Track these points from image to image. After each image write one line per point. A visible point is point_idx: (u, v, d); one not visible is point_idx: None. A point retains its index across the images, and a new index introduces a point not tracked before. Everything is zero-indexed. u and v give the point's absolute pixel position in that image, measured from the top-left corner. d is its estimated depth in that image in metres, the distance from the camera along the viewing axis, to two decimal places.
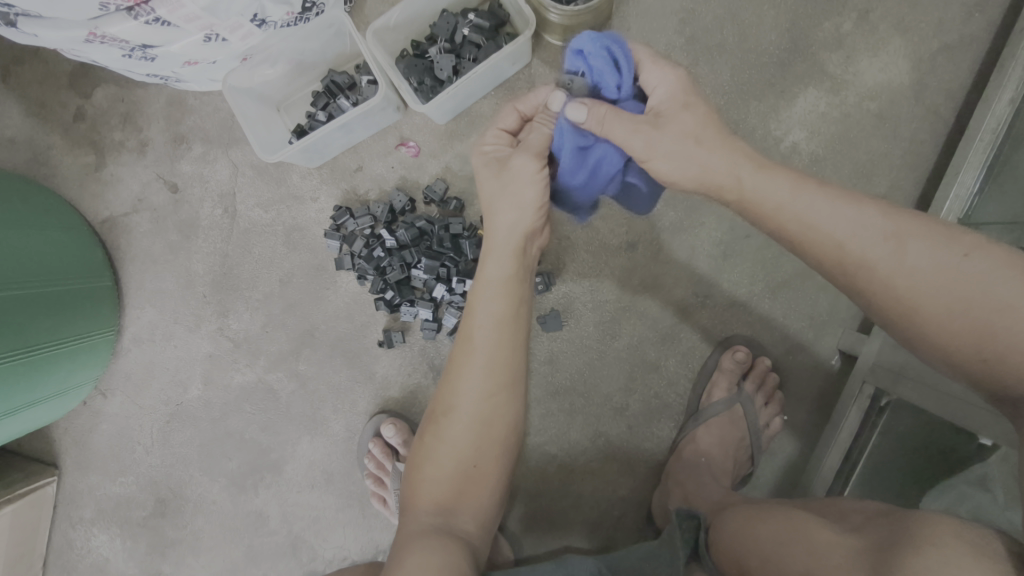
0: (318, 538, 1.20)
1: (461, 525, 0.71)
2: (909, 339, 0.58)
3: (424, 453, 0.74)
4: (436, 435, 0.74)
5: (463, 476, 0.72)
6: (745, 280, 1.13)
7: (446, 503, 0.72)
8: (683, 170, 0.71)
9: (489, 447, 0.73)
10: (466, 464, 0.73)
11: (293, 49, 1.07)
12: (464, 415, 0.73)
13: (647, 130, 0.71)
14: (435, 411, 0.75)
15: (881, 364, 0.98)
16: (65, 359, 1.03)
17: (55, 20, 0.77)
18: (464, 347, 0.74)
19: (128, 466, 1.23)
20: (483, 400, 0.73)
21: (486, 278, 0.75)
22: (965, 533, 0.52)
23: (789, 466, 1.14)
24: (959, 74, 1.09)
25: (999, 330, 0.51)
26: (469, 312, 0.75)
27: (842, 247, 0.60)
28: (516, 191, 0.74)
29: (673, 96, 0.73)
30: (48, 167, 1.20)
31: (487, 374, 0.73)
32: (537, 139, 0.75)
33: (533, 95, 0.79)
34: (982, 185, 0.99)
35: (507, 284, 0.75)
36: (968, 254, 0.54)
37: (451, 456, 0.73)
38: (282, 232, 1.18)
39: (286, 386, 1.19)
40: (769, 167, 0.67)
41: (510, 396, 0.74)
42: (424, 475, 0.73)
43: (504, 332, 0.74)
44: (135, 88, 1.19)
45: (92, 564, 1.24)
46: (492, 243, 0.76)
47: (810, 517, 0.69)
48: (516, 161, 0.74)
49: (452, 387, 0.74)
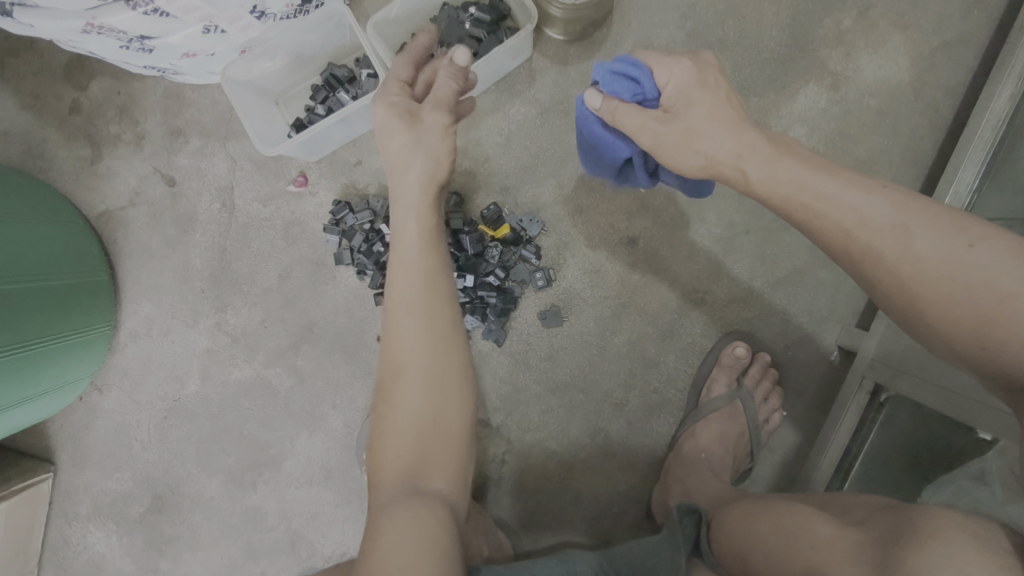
0: (317, 533, 1.20)
1: (433, 485, 0.67)
2: (909, 325, 0.59)
3: (382, 425, 0.72)
4: (389, 401, 0.72)
5: (426, 434, 0.70)
6: (745, 276, 1.14)
7: (411, 467, 0.68)
8: (693, 163, 0.70)
9: (445, 395, 0.72)
10: (424, 419, 0.70)
11: (292, 42, 1.06)
12: (413, 371, 0.72)
13: (655, 125, 0.70)
14: (383, 380, 0.74)
15: (879, 359, 0.98)
16: (61, 355, 1.02)
17: (51, 9, 0.76)
18: (396, 310, 0.75)
19: (125, 462, 1.22)
20: (429, 350, 0.73)
21: (404, 239, 0.79)
22: (970, 527, 0.52)
23: (787, 461, 1.14)
24: (958, 71, 1.09)
25: (1001, 317, 0.51)
26: (394, 271, 0.77)
27: (849, 236, 0.60)
28: (428, 143, 0.79)
29: (685, 85, 0.70)
30: (43, 160, 1.19)
31: (425, 326, 0.74)
32: (445, 93, 0.81)
33: (417, 45, 0.88)
34: (982, 181, 1.00)
35: (428, 239, 0.79)
36: (974, 244, 0.54)
37: (410, 416, 0.70)
38: (280, 227, 1.18)
39: (285, 381, 1.19)
40: (778, 158, 0.66)
41: (454, 343, 0.75)
42: (385, 447, 0.70)
43: (434, 280, 0.77)
44: (132, 81, 1.18)
45: (89, 561, 1.23)
46: (404, 204, 0.80)
47: (810, 510, 0.70)
48: (427, 117, 0.79)
49: (396, 347, 0.74)
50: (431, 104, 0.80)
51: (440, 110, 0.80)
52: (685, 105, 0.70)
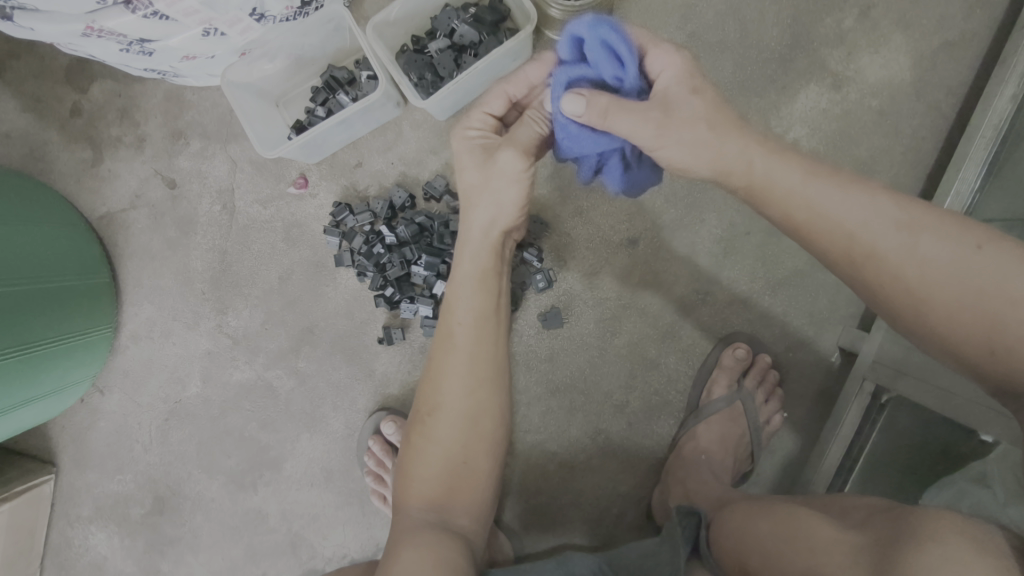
0: (318, 535, 1.20)
1: (457, 520, 0.72)
2: (914, 330, 0.58)
3: (412, 453, 0.75)
4: (424, 435, 0.74)
5: (453, 474, 0.73)
6: (746, 277, 1.13)
7: (436, 499, 0.72)
8: (698, 160, 0.69)
9: (478, 442, 0.74)
10: (455, 461, 0.73)
11: (292, 43, 1.06)
12: (449, 413, 0.74)
13: (656, 113, 0.67)
14: (419, 412, 0.76)
15: (881, 361, 0.98)
16: (62, 357, 1.02)
17: (51, 13, 0.76)
18: (443, 345, 0.77)
19: (126, 463, 1.22)
20: (466, 395, 0.74)
21: (460, 275, 0.78)
22: (966, 530, 0.52)
23: (788, 463, 1.14)
24: (959, 70, 1.09)
25: (1010, 320, 0.51)
26: (447, 310, 0.77)
27: (852, 237, 0.59)
28: (499, 189, 0.75)
29: (680, 80, 0.69)
30: (45, 163, 1.19)
31: (468, 369, 0.75)
32: (527, 135, 0.75)
33: (524, 77, 0.79)
34: (983, 181, 0.99)
35: (484, 281, 0.77)
36: (981, 245, 0.54)
37: (441, 457, 0.73)
38: (281, 229, 1.18)
39: (285, 383, 1.19)
40: (782, 155, 0.66)
41: (494, 389, 0.75)
42: (414, 475, 0.74)
43: (481, 326, 0.76)
44: (133, 83, 1.18)
45: (90, 563, 1.24)
46: (468, 242, 0.78)
47: (809, 512, 0.70)
48: (501, 159, 0.74)
49: (437, 385, 0.75)
50: (507, 145, 0.74)
51: (516, 152, 0.74)
52: (688, 94, 0.68)
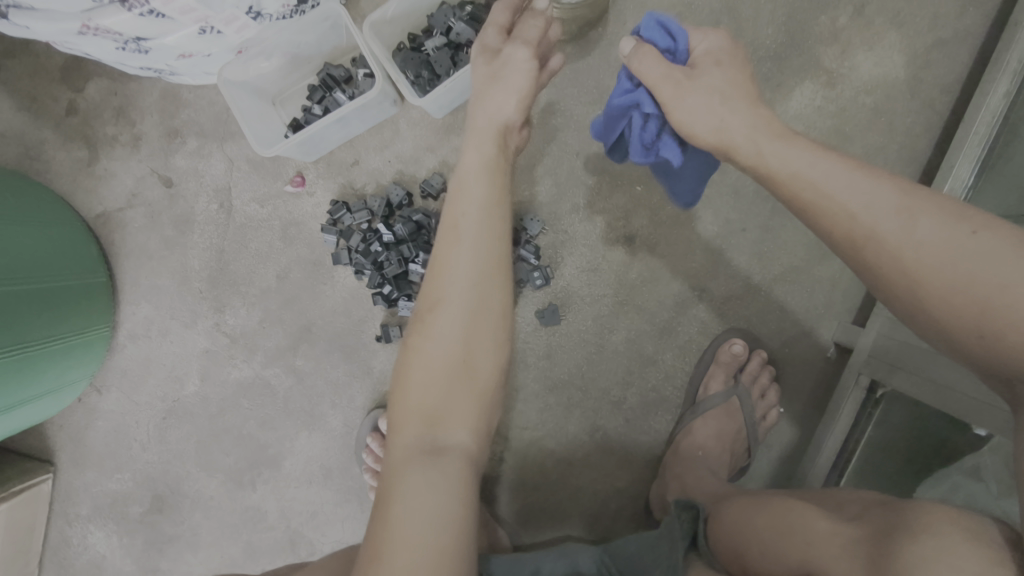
0: (317, 532, 1.20)
1: (454, 436, 0.66)
2: (910, 311, 0.58)
3: (410, 356, 0.69)
4: (422, 334, 0.69)
5: (455, 381, 0.67)
6: (742, 274, 1.14)
7: (435, 409, 0.66)
8: (706, 125, 0.71)
9: (481, 343, 0.68)
10: (455, 364, 0.67)
11: (288, 42, 1.06)
12: (452, 305, 0.68)
13: (681, 77, 0.73)
14: (420, 313, 0.70)
15: (876, 354, 0.99)
16: (59, 356, 1.02)
17: (47, 12, 0.76)
18: (448, 238, 0.71)
19: (125, 462, 1.22)
20: (472, 286, 0.69)
21: (466, 173, 0.74)
22: (962, 520, 0.53)
23: (785, 458, 1.15)
24: (953, 68, 1.10)
25: (1000, 307, 0.51)
26: (452, 202, 0.73)
27: (853, 219, 0.60)
28: (506, 85, 0.77)
29: (714, 50, 0.76)
30: (40, 162, 1.19)
31: (474, 266, 0.69)
32: (533, 35, 0.80)
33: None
34: (977, 178, 1.00)
35: (492, 179, 0.73)
36: (975, 231, 0.54)
37: (442, 361, 0.67)
38: (278, 227, 1.18)
39: (283, 381, 1.19)
40: (788, 137, 0.68)
41: (498, 290, 0.70)
42: (411, 381, 0.67)
43: (491, 220, 0.71)
44: (128, 82, 1.18)
45: (89, 561, 1.24)
46: (476, 133, 0.76)
47: (805, 506, 0.71)
48: (507, 53, 0.78)
49: (439, 279, 0.69)
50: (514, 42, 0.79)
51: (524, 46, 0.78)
52: (710, 64, 0.74)
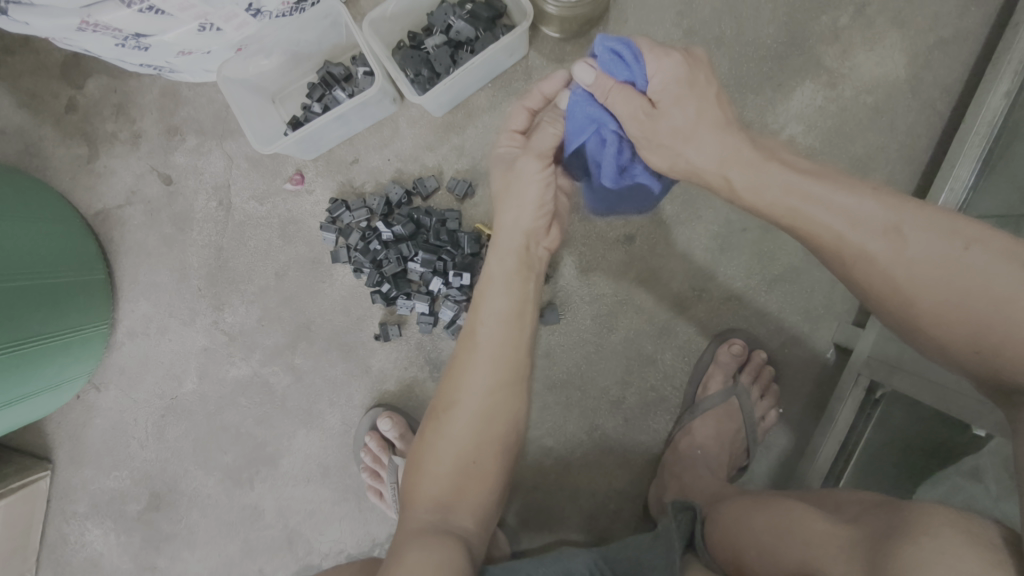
0: (314, 531, 1.20)
1: (460, 521, 0.69)
2: (906, 326, 0.58)
3: (425, 449, 0.73)
4: (437, 430, 0.73)
5: (464, 473, 0.71)
6: (742, 275, 1.14)
7: (444, 499, 0.70)
8: (663, 158, 0.73)
9: (492, 439, 0.72)
10: (465, 460, 0.71)
11: (288, 39, 1.06)
12: (466, 407, 0.72)
13: (644, 120, 0.70)
14: (438, 409, 0.74)
15: (875, 356, 0.98)
16: (57, 353, 1.02)
17: (46, 7, 0.76)
18: (466, 344, 0.75)
19: (122, 460, 1.22)
20: (486, 395, 0.72)
21: (489, 278, 0.77)
22: (961, 522, 0.52)
23: (784, 459, 1.15)
24: (954, 68, 1.09)
25: (996, 322, 0.51)
26: (476, 306, 0.76)
27: (842, 239, 0.60)
28: (522, 194, 0.76)
29: (672, 79, 0.70)
30: (40, 158, 1.19)
31: (489, 370, 0.73)
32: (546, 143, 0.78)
33: (540, 93, 0.80)
34: (977, 178, 1.00)
35: (512, 283, 0.76)
36: (968, 246, 0.54)
37: (453, 452, 0.71)
38: (277, 225, 1.18)
39: (281, 379, 1.19)
40: (762, 163, 0.66)
41: (513, 391, 0.74)
42: (423, 472, 0.72)
43: (509, 332, 0.74)
44: (128, 79, 1.18)
45: (86, 559, 1.24)
46: (498, 246, 0.78)
47: (803, 507, 0.70)
48: (520, 165, 0.77)
49: (455, 382, 0.74)
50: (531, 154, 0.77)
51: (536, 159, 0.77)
52: (670, 100, 0.69)
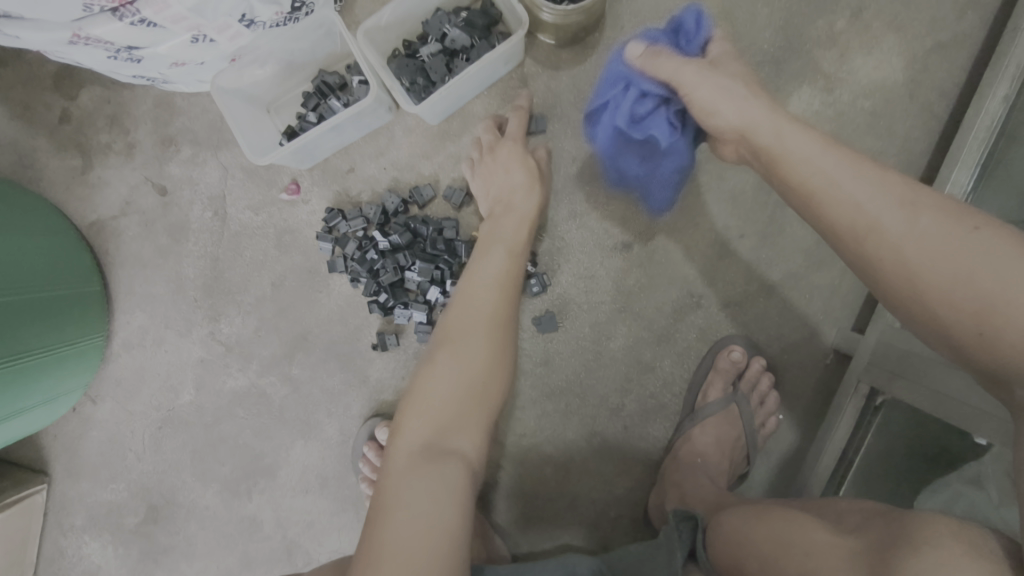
0: (313, 542, 1.19)
1: (460, 443, 0.74)
2: (907, 310, 0.58)
3: (426, 373, 0.79)
4: (440, 357, 0.79)
5: (464, 396, 0.77)
6: (740, 281, 1.13)
7: (445, 424, 0.75)
8: (727, 108, 0.75)
9: (492, 369, 0.80)
10: (467, 384, 0.77)
11: (282, 49, 1.05)
12: (469, 337, 0.81)
13: (700, 68, 0.79)
14: (443, 341, 0.81)
15: (875, 361, 0.98)
16: (52, 366, 1.01)
17: (36, 21, 0.75)
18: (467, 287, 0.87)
19: (119, 472, 1.22)
20: (486, 325, 0.82)
21: (495, 239, 0.93)
22: (963, 533, 0.52)
23: (784, 465, 1.14)
24: (952, 72, 1.09)
25: (1002, 305, 0.50)
26: (476, 262, 0.90)
27: (859, 209, 0.61)
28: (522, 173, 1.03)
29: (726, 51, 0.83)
30: (33, 170, 1.18)
31: (491, 309, 0.84)
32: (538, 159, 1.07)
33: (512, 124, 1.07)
34: (976, 183, 0.99)
35: (512, 247, 0.92)
36: (977, 227, 0.54)
37: (456, 376, 0.78)
38: (273, 235, 1.17)
39: (279, 390, 1.18)
40: (802, 128, 0.70)
41: (508, 331, 0.84)
42: (423, 399, 0.77)
43: (505, 278, 0.88)
44: (122, 89, 1.17)
45: (84, 572, 1.23)
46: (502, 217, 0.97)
47: (805, 517, 0.70)
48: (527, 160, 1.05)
49: (459, 317, 0.83)
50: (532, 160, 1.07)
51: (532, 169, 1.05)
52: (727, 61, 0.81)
